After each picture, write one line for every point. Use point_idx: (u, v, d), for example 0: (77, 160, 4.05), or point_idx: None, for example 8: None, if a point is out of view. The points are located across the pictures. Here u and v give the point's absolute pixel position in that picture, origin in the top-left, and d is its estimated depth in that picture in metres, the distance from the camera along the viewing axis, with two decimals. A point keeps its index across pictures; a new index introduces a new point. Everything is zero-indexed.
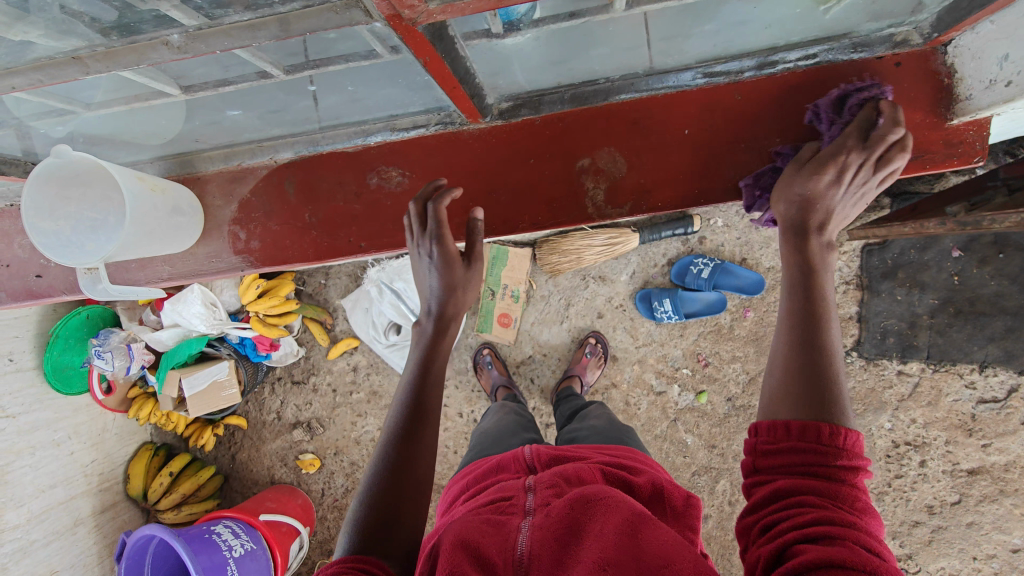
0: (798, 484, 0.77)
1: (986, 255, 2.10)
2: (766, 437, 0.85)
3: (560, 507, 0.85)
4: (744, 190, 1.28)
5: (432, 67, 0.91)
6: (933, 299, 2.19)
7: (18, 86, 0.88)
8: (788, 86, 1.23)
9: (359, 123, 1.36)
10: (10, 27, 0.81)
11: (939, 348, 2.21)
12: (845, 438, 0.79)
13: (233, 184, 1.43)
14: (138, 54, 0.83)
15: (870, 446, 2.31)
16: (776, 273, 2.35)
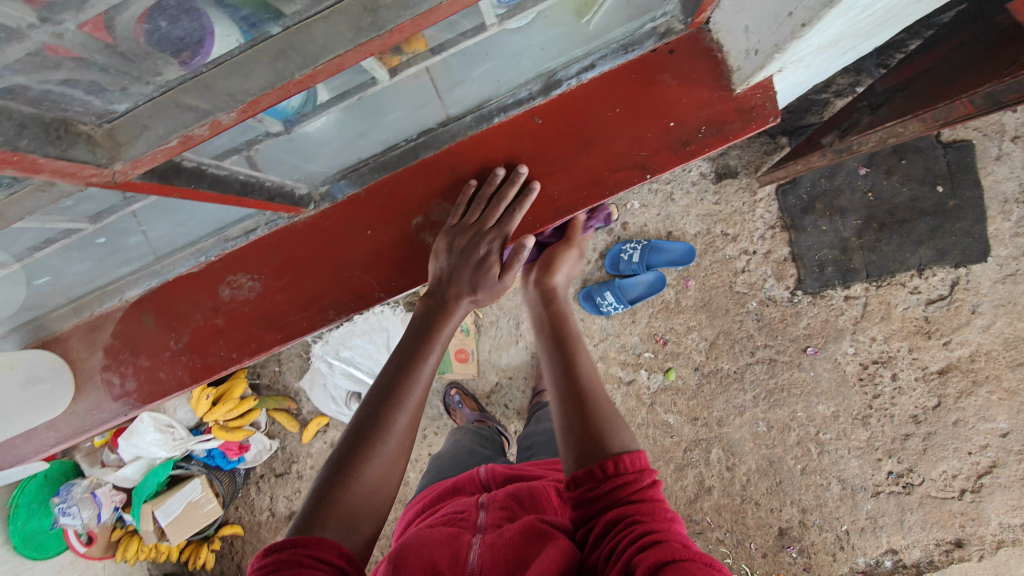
0: (626, 511, 0.84)
1: (889, 165, 2.22)
2: (586, 484, 0.91)
3: (511, 530, 0.93)
4: (571, 206, 1.31)
5: (190, 195, 0.92)
6: (856, 220, 2.27)
7: None
8: (578, 100, 1.26)
9: (193, 243, 1.36)
10: None
11: (876, 265, 2.25)
12: (631, 462, 0.91)
13: (93, 333, 1.43)
14: None
15: (841, 375, 2.31)
16: (705, 237, 2.39)
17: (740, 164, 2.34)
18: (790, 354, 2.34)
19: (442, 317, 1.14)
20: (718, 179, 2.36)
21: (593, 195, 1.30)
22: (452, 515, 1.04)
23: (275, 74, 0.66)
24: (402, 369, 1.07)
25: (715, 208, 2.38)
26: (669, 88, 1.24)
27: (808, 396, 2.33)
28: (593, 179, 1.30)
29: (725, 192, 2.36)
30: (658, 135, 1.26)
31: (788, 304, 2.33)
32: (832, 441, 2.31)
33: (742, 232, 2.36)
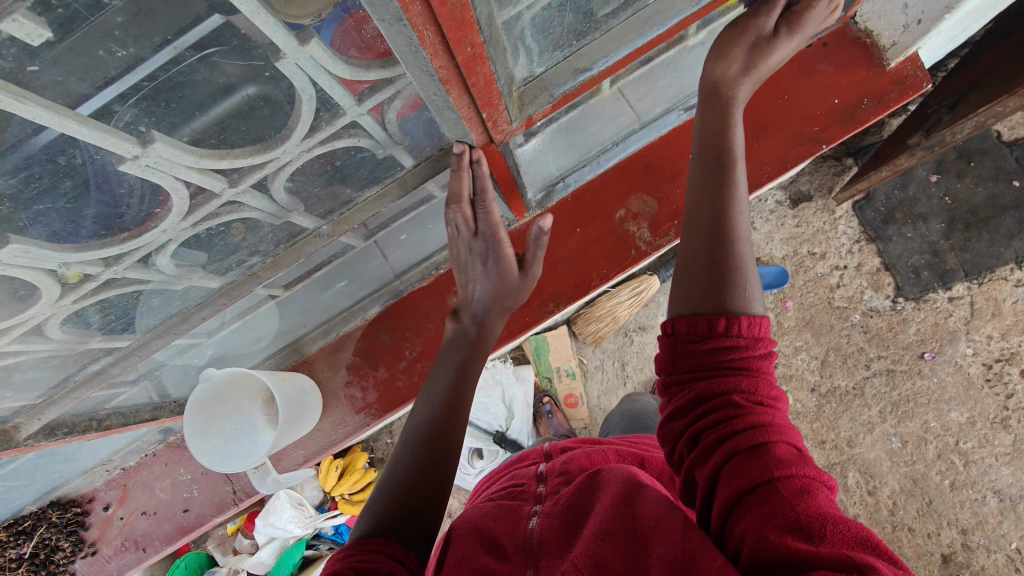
0: (722, 382, 0.69)
1: (959, 168, 2.40)
2: (687, 343, 0.73)
3: (566, 492, 0.83)
4: (759, 181, 1.50)
5: (503, 176, 1.18)
6: (940, 224, 2.41)
7: (209, 313, 1.11)
8: (752, 92, 1.49)
9: (427, 258, 1.54)
10: (180, 277, 1.00)
11: (972, 263, 2.36)
12: (748, 324, 0.70)
13: (335, 354, 1.60)
14: (299, 250, 1.10)
15: (966, 377, 2.34)
16: (793, 258, 2.48)
17: (812, 189, 2.49)
18: (908, 362, 2.37)
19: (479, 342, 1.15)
20: (794, 205, 2.48)
21: (777, 170, 1.49)
22: (512, 484, 0.98)
23: (643, 36, 0.89)
24: (463, 380, 1.08)
25: (798, 231, 2.48)
26: (830, 72, 1.47)
27: (936, 404, 2.35)
28: (774, 157, 1.49)
29: (804, 215, 2.48)
30: (826, 112, 1.48)
31: (891, 312, 2.40)
32: (975, 450, 2.32)
33: (829, 249, 2.46)
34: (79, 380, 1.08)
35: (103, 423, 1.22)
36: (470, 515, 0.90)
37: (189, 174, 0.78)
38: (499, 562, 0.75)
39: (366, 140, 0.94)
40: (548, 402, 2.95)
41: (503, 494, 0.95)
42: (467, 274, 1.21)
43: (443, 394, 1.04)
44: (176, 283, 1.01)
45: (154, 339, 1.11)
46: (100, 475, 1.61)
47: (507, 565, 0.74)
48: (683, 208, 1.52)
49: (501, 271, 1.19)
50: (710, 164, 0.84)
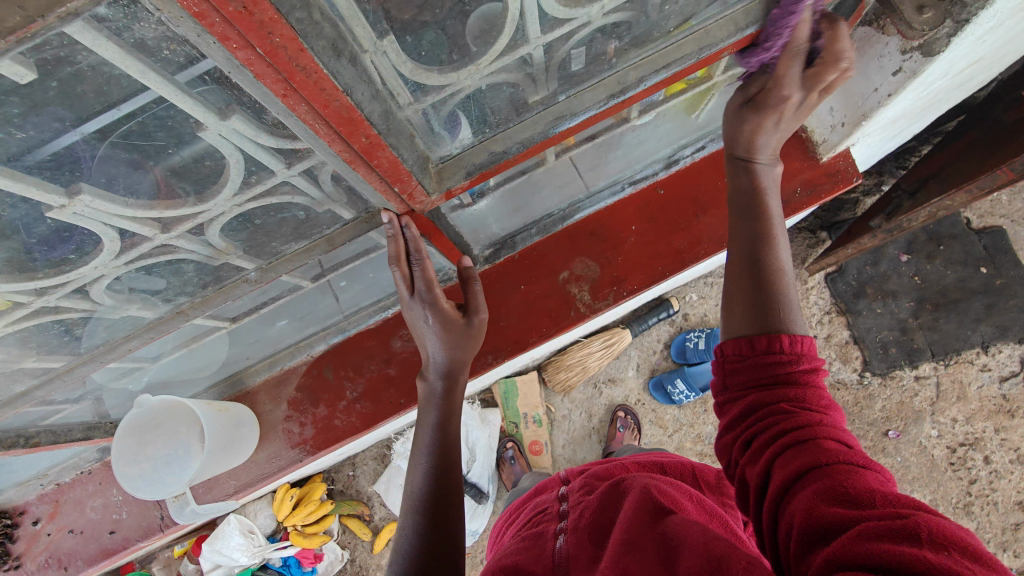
0: (766, 395, 0.80)
1: (929, 250, 2.51)
2: (734, 356, 0.87)
3: (593, 505, 0.94)
4: (696, 255, 1.58)
5: (437, 238, 1.25)
6: (909, 301, 2.52)
7: (135, 345, 1.17)
8: (696, 172, 1.59)
9: (376, 302, 1.61)
10: (114, 309, 1.06)
11: (940, 343, 2.48)
12: (791, 343, 0.83)
13: (278, 387, 1.64)
14: (225, 292, 1.16)
15: (929, 458, 2.47)
16: None
17: None
18: (872, 438, 2.49)
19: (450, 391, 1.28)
20: None
21: (713, 246, 1.58)
22: (537, 512, 1.12)
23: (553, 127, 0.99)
24: (445, 429, 1.24)
25: None
26: None
27: (901, 483, 2.47)
28: (712, 234, 1.58)
29: None
30: None
31: (858, 386, 2.53)
32: None
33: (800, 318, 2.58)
34: (4, 398, 1.13)
35: (30, 440, 1.27)
36: (503, 551, 0.98)
37: (119, 220, 0.85)
38: None
39: (298, 198, 1.01)
40: (512, 448, 2.97)
41: (529, 524, 1.07)
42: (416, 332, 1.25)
43: (429, 451, 1.20)
44: (112, 312, 1.07)
45: (78, 367, 1.16)
46: (33, 489, 1.63)
47: None
48: (624, 275, 1.59)
49: (450, 334, 1.24)
50: (746, 220, 0.99)
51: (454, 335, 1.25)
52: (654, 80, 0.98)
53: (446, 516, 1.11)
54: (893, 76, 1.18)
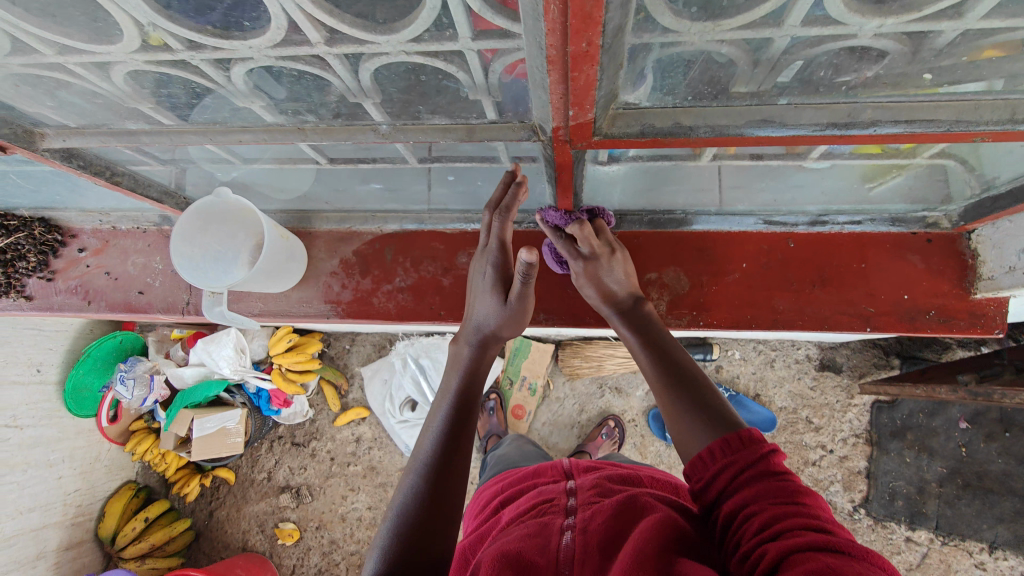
0: (738, 496, 0.85)
1: (992, 431, 2.28)
2: (693, 476, 0.95)
3: (602, 515, 0.99)
4: (789, 323, 1.46)
5: (562, 178, 1.16)
6: (941, 466, 2.36)
7: (247, 140, 1.14)
8: (836, 243, 1.44)
9: (463, 212, 1.58)
10: (242, 96, 1.04)
11: (947, 521, 2.34)
12: (744, 440, 0.91)
13: (338, 243, 1.63)
14: (351, 133, 1.11)
15: None
16: (789, 414, 2.55)
17: (846, 364, 2.51)
18: None
19: (482, 350, 1.36)
20: (820, 368, 2.54)
21: (812, 324, 1.45)
22: (545, 501, 1.15)
23: (753, 131, 0.87)
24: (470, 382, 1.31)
25: (809, 392, 2.54)
26: (917, 267, 1.41)
27: None
28: (818, 312, 1.44)
29: (823, 382, 2.53)
30: (890, 302, 1.42)
31: (846, 516, 2.44)
32: None
33: (826, 426, 2.51)
34: (113, 128, 1.15)
35: (114, 177, 1.31)
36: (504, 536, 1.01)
37: (296, 11, 0.81)
38: None
39: (459, 76, 0.95)
40: (494, 400, 2.98)
41: (534, 512, 1.11)
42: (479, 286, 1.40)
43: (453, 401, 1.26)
44: (237, 98, 1.05)
45: (188, 133, 1.15)
46: (92, 220, 1.70)
47: None
48: (709, 305, 1.49)
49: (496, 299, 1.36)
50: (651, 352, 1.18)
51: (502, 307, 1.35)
52: (887, 130, 0.84)
53: (450, 481, 1.10)
54: None
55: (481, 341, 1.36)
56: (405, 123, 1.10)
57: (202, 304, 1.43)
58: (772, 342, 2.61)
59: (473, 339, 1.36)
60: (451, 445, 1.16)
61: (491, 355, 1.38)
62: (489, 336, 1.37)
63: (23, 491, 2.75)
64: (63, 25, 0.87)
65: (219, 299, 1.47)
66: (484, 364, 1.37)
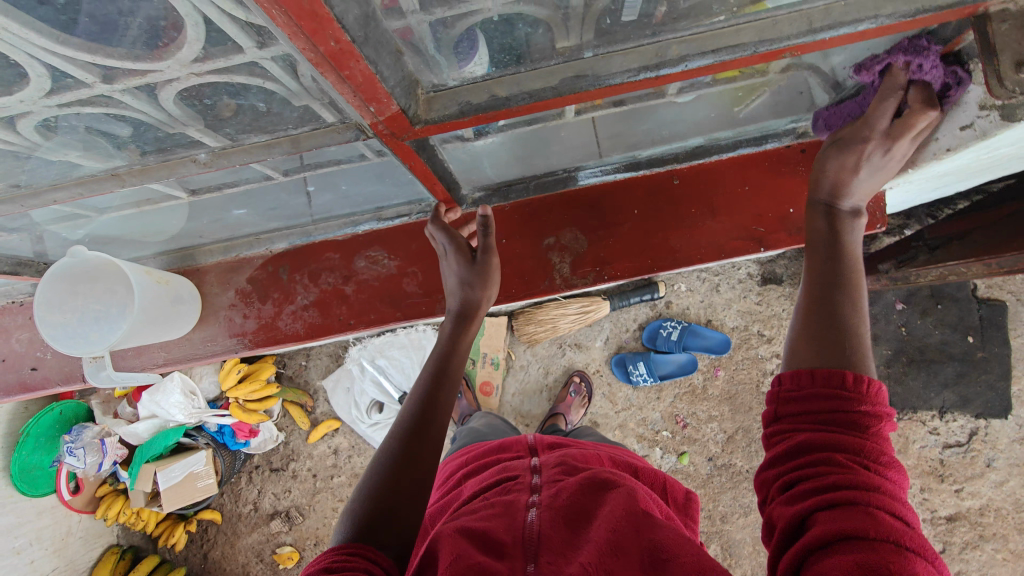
0: (827, 434, 0.79)
1: (926, 306, 2.44)
2: (790, 385, 0.87)
3: (569, 490, 1.02)
4: (690, 258, 1.46)
5: (416, 168, 1.10)
6: (887, 349, 2.48)
7: (61, 197, 1.08)
8: (717, 172, 1.46)
9: (349, 215, 1.52)
10: (46, 150, 0.96)
11: (900, 397, 2.48)
12: (860, 383, 0.81)
13: (230, 273, 1.56)
14: (169, 169, 1.06)
15: None
16: (741, 332, 2.84)
17: (785, 273, 2.77)
18: None
19: (465, 318, 1.35)
20: (763, 283, 2.79)
21: (711, 255, 1.45)
22: (508, 477, 1.16)
23: (571, 87, 0.84)
24: (454, 343, 1.31)
25: (756, 308, 2.82)
26: (796, 179, 1.43)
27: None
28: (714, 241, 1.45)
29: (767, 296, 2.79)
30: (779, 218, 1.44)
31: None
32: None
33: (776, 335, 2.81)
34: None
35: None
36: (471, 509, 1.04)
37: (47, 56, 0.74)
38: (498, 559, 0.85)
39: (270, 85, 0.88)
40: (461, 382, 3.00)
41: (497, 488, 1.11)
42: (447, 271, 1.42)
43: (435, 364, 1.27)
44: (51, 154, 0.98)
45: (2, 202, 1.07)
46: None
47: (505, 561, 0.86)
48: (610, 259, 1.48)
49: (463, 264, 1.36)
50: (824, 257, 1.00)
51: (465, 268, 1.35)
52: (697, 64, 0.82)
53: (421, 448, 1.11)
54: (962, 128, 1.06)
55: (457, 314, 1.36)
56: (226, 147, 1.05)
57: (87, 371, 1.33)
58: (714, 269, 2.87)
59: (452, 312, 1.37)
60: (427, 410, 1.17)
61: (473, 327, 1.37)
62: (469, 305, 1.35)
63: None
64: None
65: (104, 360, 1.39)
66: (468, 334, 1.35)
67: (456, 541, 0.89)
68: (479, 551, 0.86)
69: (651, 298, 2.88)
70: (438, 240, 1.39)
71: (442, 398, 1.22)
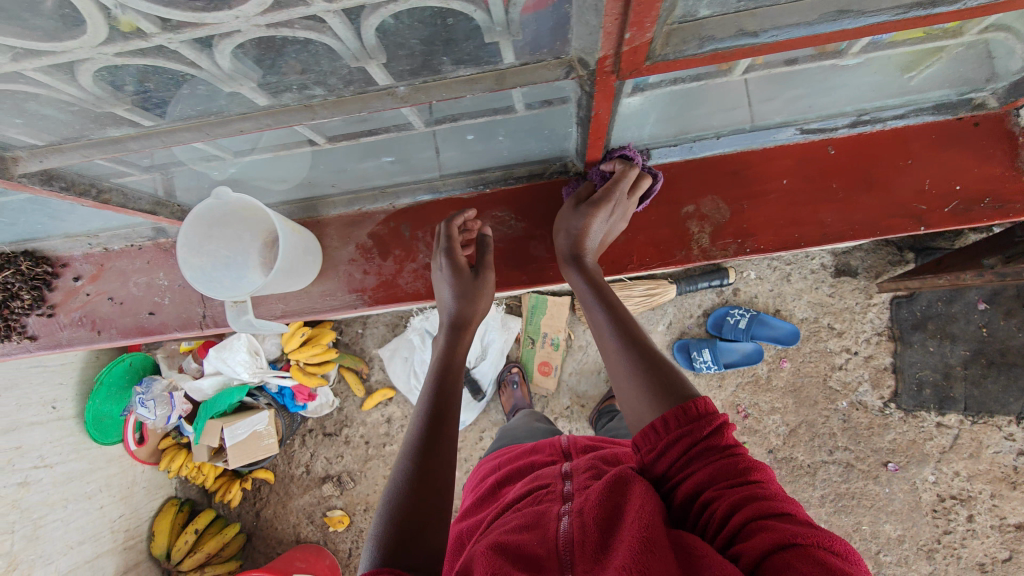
0: (700, 476, 0.84)
1: (1011, 307, 2.32)
2: (644, 448, 0.94)
3: (596, 490, 0.91)
4: (840, 235, 1.38)
5: (597, 118, 1.04)
6: (964, 350, 2.39)
7: (247, 128, 1.01)
8: (878, 142, 1.36)
9: (478, 172, 1.47)
10: (230, 82, 0.91)
11: (976, 400, 2.38)
12: (684, 412, 0.91)
13: (350, 227, 1.53)
14: (364, 102, 0.97)
15: (916, 500, 2.44)
16: (811, 324, 2.54)
17: (862, 266, 2.46)
18: (869, 464, 2.48)
19: (460, 334, 1.30)
20: (837, 274, 2.49)
21: (864, 233, 1.37)
22: (540, 488, 1.06)
23: (829, 27, 0.77)
24: (450, 354, 1.26)
25: (828, 300, 2.52)
26: (965, 155, 1.33)
27: (877, 511, 2.47)
28: (869, 218, 1.37)
29: (841, 288, 2.50)
30: (942, 196, 1.35)
31: (877, 413, 2.48)
32: (893, 565, 2.46)
33: (848, 330, 2.50)
34: (96, 140, 1.02)
35: (102, 195, 1.19)
36: (502, 527, 0.95)
37: None
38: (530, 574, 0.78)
39: (474, 16, 0.79)
40: (517, 374, 2.96)
41: (529, 500, 1.02)
42: (436, 282, 1.39)
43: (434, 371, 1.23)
44: (222, 83, 0.92)
45: (161, 134, 1.01)
46: (80, 246, 1.58)
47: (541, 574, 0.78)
48: (752, 231, 1.40)
49: (461, 280, 1.34)
50: (605, 308, 1.18)
51: (461, 282, 1.33)
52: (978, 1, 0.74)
53: (440, 463, 1.03)
54: None
55: (450, 325, 1.31)
56: (424, 81, 0.95)
57: (228, 315, 1.33)
58: (786, 257, 2.56)
59: (444, 324, 1.32)
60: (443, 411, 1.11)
61: (468, 341, 1.32)
62: (461, 318, 1.32)
63: (68, 527, 2.72)
64: (12, 23, 0.74)
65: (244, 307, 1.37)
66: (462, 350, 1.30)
67: (487, 562, 0.82)
68: (514, 569, 0.78)
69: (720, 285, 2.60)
70: (437, 258, 1.38)
71: (451, 411, 1.14)
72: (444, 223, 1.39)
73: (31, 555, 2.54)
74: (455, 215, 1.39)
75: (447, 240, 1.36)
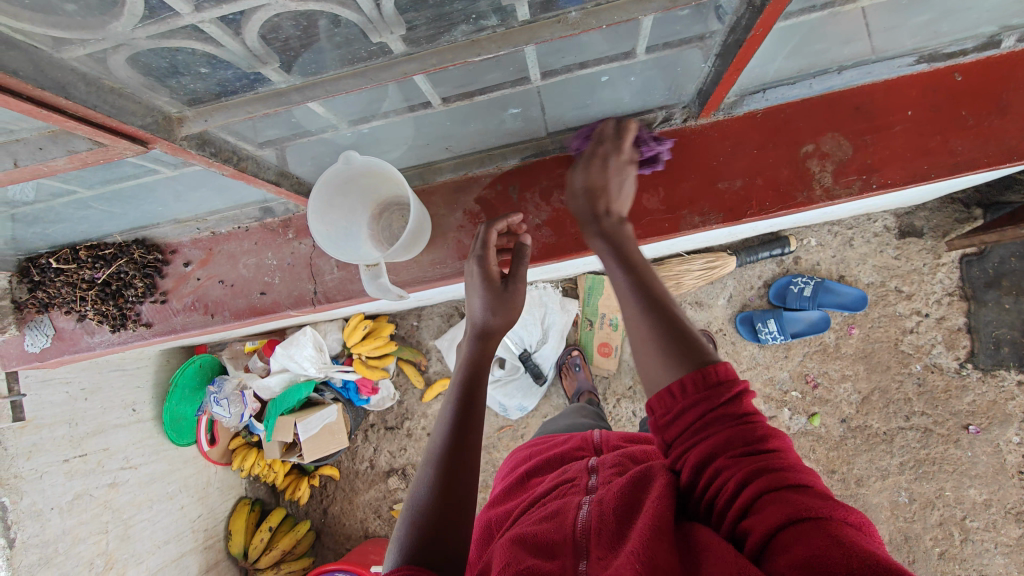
0: (712, 442, 0.80)
1: None
2: (658, 411, 0.88)
3: (619, 486, 0.90)
4: (973, 163, 1.34)
5: (748, 46, 1.02)
6: None
7: (413, 71, 0.95)
8: (1008, 64, 1.31)
9: (586, 127, 1.45)
10: (381, 28, 0.89)
11: None
12: (704, 377, 0.84)
13: (457, 194, 1.53)
14: (533, 32, 0.92)
15: (1000, 462, 2.35)
16: (877, 288, 2.45)
17: (926, 226, 2.36)
18: (949, 428, 2.39)
19: (483, 347, 1.24)
20: (901, 236, 2.39)
21: (999, 158, 1.34)
22: (564, 480, 1.06)
23: None
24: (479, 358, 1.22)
25: (894, 263, 2.42)
26: None
27: (960, 476, 2.38)
28: (1004, 143, 1.33)
29: (907, 250, 2.39)
30: None
31: (954, 375, 2.38)
32: (979, 531, 2.37)
33: (917, 292, 2.40)
34: (271, 92, 1.00)
35: (241, 163, 1.19)
36: (521, 523, 0.96)
37: None
38: (546, 561, 0.81)
39: None
40: (579, 354, 2.91)
41: (554, 494, 1.02)
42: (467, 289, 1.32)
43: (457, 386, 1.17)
44: (373, 35, 0.91)
45: (297, 92, 0.99)
46: (188, 231, 1.60)
47: (554, 561, 0.81)
48: (878, 165, 1.37)
49: (490, 290, 1.25)
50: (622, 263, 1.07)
51: (493, 294, 1.24)
52: None
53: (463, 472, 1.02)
54: None
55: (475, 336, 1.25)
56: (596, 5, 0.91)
57: (364, 279, 1.33)
58: (847, 222, 2.47)
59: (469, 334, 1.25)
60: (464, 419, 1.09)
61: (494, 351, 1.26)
62: (488, 330, 1.23)
63: (155, 526, 2.64)
64: None
65: (376, 269, 1.35)
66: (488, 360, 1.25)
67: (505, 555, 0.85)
68: (531, 556, 0.82)
69: (780, 253, 2.50)
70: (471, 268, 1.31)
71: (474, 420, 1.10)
72: (487, 224, 1.33)
73: (123, 554, 2.46)
74: (494, 222, 1.32)
75: (482, 247, 1.29)
